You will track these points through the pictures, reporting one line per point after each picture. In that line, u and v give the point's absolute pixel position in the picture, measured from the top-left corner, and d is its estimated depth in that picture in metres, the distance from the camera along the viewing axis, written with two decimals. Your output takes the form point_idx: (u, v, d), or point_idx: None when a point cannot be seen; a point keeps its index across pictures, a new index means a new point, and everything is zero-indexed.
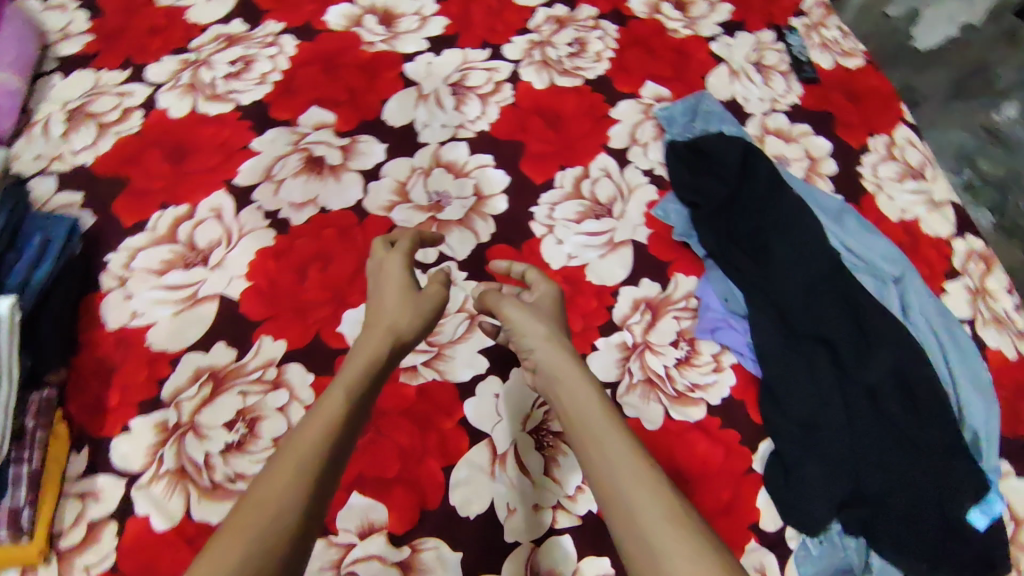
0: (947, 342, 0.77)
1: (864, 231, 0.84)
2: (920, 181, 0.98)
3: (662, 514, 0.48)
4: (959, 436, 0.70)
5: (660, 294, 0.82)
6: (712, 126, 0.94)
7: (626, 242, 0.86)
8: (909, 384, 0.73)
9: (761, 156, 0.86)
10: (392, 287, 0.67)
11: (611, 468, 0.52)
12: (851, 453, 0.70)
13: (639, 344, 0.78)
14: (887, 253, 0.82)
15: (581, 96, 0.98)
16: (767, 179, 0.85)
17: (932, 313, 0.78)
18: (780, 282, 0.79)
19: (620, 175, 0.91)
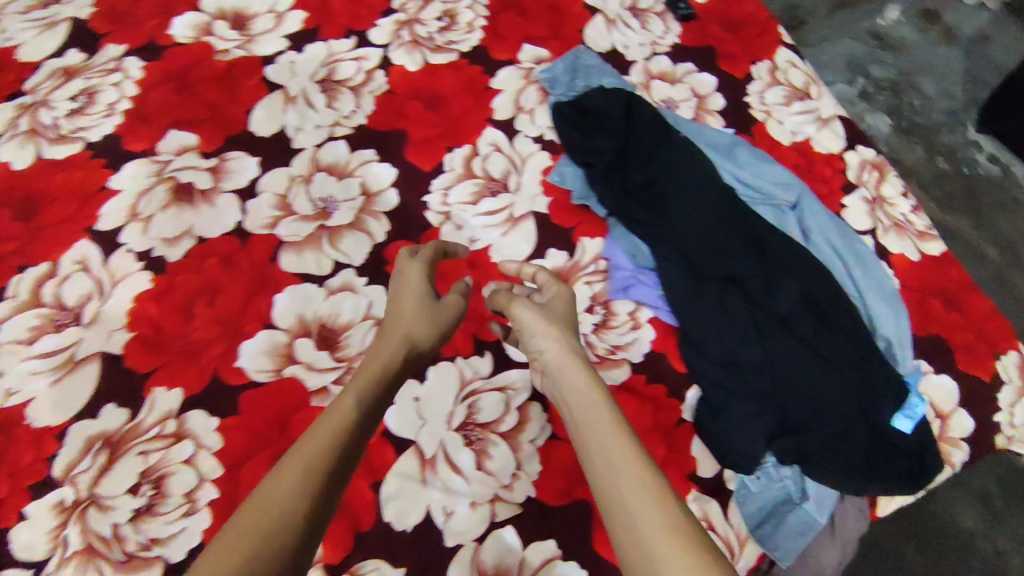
0: (848, 257, 0.78)
1: (756, 161, 0.83)
2: (807, 101, 0.98)
3: (654, 509, 0.48)
4: (870, 348, 0.73)
5: (567, 262, 0.80)
6: (592, 79, 0.92)
7: (526, 216, 0.83)
8: (819, 307, 0.74)
9: (643, 104, 0.84)
10: (412, 291, 0.68)
11: (608, 465, 0.52)
12: (774, 385, 0.71)
13: None
14: (781, 179, 0.82)
15: (458, 71, 0.94)
16: (652, 125, 0.83)
17: (831, 230, 0.79)
18: (680, 226, 0.78)
19: (510, 147, 0.89)
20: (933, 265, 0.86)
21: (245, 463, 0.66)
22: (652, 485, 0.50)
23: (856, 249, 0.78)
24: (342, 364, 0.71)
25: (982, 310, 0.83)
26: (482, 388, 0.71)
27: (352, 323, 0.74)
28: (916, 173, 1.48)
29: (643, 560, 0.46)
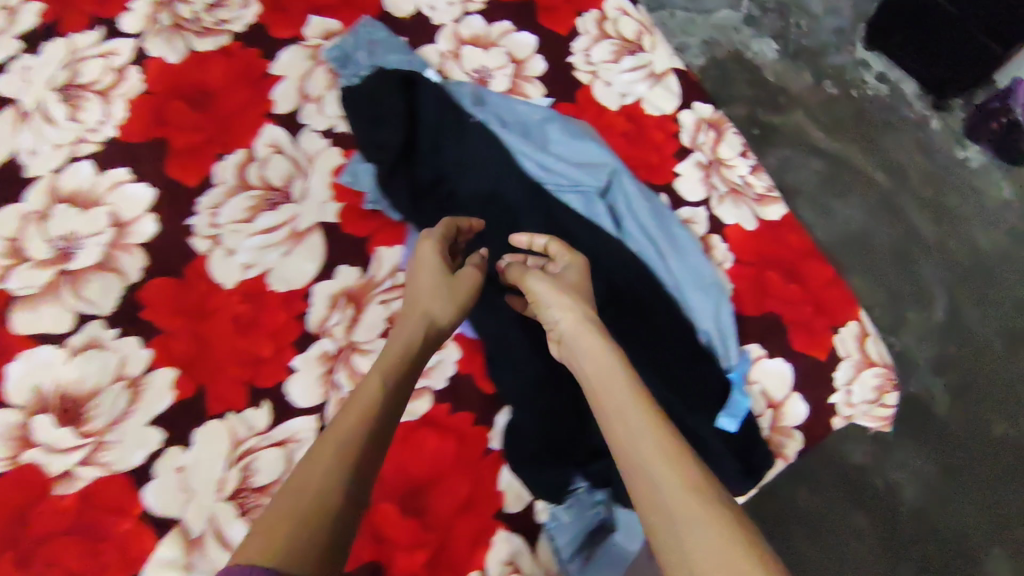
0: (665, 244, 0.70)
1: (564, 139, 0.74)
2: (639, 54, 0.87)
3: (670, 470, 0.41)
4: (685, 348, 0.67)
5: (361, 279, 0.70)
6: (376, 57, 0.79)
7: (312, 229, 0.72)
8: (630, 306, 0.67)
9: (428, 85, 0.71)
10: (427, 265, 0.60)
11: (624, 424, 0.45)
12: (581, 399, 0.65)
13: (344, 347, 0.67)
14: (591, 158, 0.72)
15: (230, 58, 0.80)
16: (441, 110, 0.71)
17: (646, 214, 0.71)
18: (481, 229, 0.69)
19: (293, 146, 0.76)
20: (769, 232, 0.79)
21: None
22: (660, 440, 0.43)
23: (673, 233, 0.71)
24: (88, 440, 0.62)
25: (819, 278, 0.77)
26: (260, 445, 0.64)
27: (100, 387, 0.64)
28: (801, 102, 1.48)
29: (668, 527, 0.39)
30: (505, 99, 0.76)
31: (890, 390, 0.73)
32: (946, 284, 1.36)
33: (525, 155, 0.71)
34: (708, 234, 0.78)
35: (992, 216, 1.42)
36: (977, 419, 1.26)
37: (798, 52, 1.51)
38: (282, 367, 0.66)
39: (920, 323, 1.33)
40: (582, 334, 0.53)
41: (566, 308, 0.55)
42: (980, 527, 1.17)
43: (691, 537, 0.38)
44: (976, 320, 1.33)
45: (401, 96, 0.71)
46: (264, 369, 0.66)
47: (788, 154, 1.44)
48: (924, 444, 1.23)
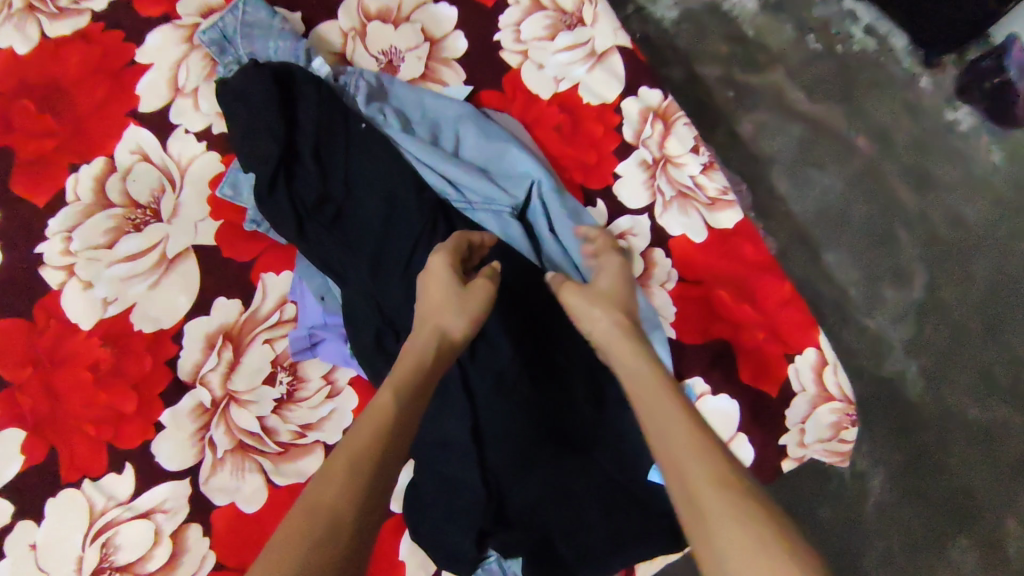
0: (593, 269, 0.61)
1: (479, 143, 0.63)
2: (578, 30, 0.74)
3: (704, 463, 0.39)
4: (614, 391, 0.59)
5: (241, 315, 0.60)
6: (252, 46, 0.65)
7: (185, 254, 0.62)
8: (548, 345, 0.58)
9: (309, 82, 0.60)
10: (437, 273, 0.49)
11: (655, 419, 0.42)
12: (489, 467, 0.55)
13: (221, 399, 0.58)
14: (512, 169, 0.62)
15: (89, 44, 0.67)
16: (324, 111, 0.59)
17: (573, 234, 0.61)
18: (379, 258, 0.57)
19: (163, 153, 0.64)
20: (720, 243, 0.69)
21: None
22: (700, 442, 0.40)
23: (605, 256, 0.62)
24: None
25: (775, 298, 0.67)
26: (123, 517, 0.56)
27: None
28: (784, 57, 1.32)
29: (700, 524, 0.37)
30: (411, 93, 0.65)
31: (848, 426, 0.66)
32: (927, 261, 1.24)
33: (429, 166, 0.60)
34: (649, 248, 0.69)
35: (978, 184, 1.27)
36: (951, 405, 1.19)
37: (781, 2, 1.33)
38: (149, 424, 0.58)
39: (897, 302, 1.23)
40: (615, 343, 0.48)
41: (597, 317, 0.50)
42: (944, 519, 1.13)
43: (725, 535, 0.36)
44: (955, 300, 1.23)
45: (271, 100, 0.57)
46: (129, 427, 0.57)
47: (767, 118, 1.30)
48: (892, 433, 1.17)
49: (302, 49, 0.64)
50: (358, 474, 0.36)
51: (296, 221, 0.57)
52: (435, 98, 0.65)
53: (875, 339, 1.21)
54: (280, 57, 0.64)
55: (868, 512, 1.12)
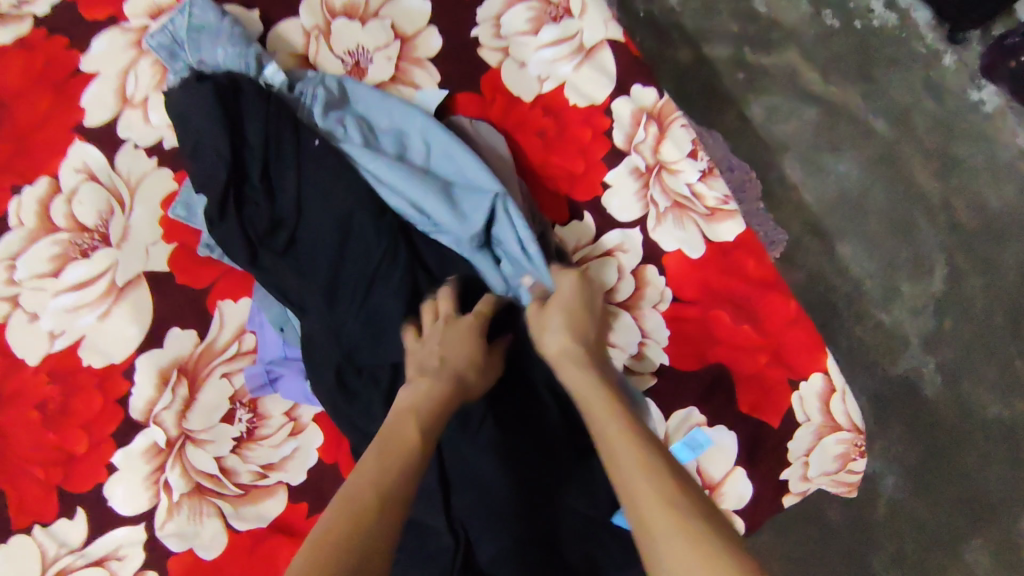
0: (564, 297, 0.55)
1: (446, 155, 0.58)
2: (563, 21, 0.68)
3: (653, 478, 0.36)
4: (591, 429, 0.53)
5: (197, 347, 0.56)
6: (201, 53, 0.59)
7: (135, 282, 0.58)
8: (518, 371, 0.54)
9: (256, 92, 0.55)
10: (462, 327, 0.49)
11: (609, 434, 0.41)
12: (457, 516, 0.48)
13: (176, 438, 0.54)
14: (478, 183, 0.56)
15: (31, 51, 0.64)
16: (271, 124, 0.54)
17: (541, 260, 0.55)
18: (335, 286, 0.52)
19: (110, 170, 0.60)
20: (718, 258, 0.63)
21: None
22: (646, 454, 0.38)
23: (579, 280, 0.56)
24: None
25: (779, 318, 0.62)
26: (77, 564, 0.52)
27: None
28: (797, 35, 1.23)
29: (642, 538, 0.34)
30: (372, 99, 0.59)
31: (857, 457, 0.60)
32: (948, 249, 1.17)
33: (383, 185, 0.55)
34: (642, 265, 0.63)
35: (1005, 168, 1.19)
36: (969, 403, 1.12)
37: None
38: (101, 466, 0.53)
39: (915, 296, 1.16)
40: (569, 361, 0.47)
41: (551, 338, 0.49)
42: (960, 524, 1.08)
43: (669, 548, 0.33)
44: (977, 291, 1.16)
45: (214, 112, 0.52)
46: (78, 470, 0.53)
47: (779, 101, 1.22)
48: (907, 433, 1.11)
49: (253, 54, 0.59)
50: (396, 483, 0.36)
51: (248, 248, 0.52)
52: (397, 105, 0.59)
53: (889, 335, 1.15)
54: (229, 64, 0.59)
55: (879, 516, 1.07)
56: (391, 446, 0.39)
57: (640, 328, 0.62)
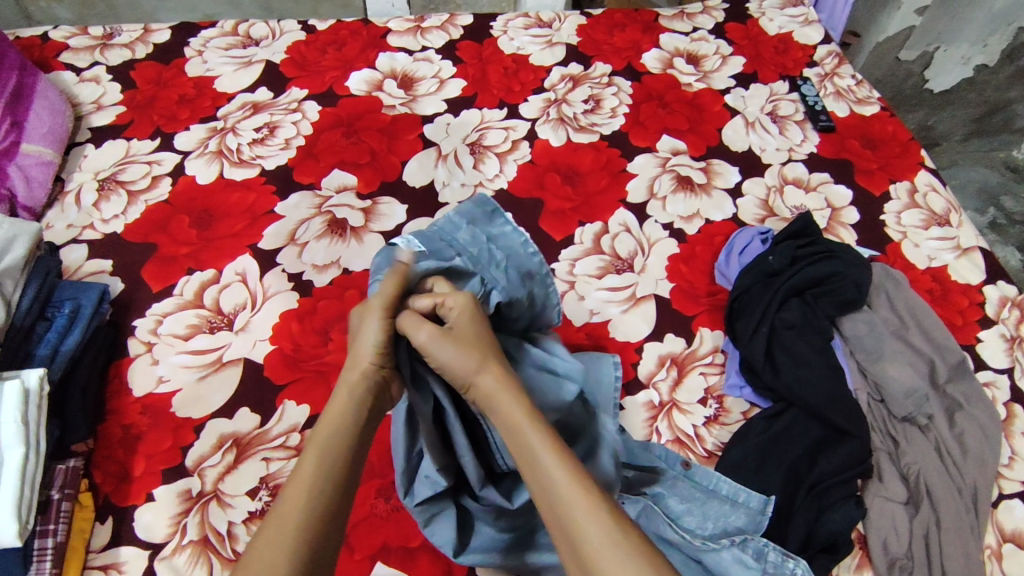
0: (945, 404, 0.77)
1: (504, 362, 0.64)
2: (946, 227, 0.96)
3: (592, 520, 0.47)
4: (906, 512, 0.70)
5: (684, 350, 0.81)
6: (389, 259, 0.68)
7: (648, 297, 0.85)
8: (773, 456, 0.71)
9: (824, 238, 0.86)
10: (342, 391, 0.55)
11: (535, 479, 0.50)
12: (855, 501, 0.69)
13: (667, 402, 0.76)
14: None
15: (598, 152, 0.99)
16: (821, 247, 0.84)
17: (926, 399, 0.76)
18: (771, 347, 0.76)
19: (639, 229, 0.91)
20: None
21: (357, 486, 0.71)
22: (586, 499, 0.48)
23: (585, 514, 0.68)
24: None
25: None
26: None
27: None
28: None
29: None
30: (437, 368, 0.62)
31: None
32: None
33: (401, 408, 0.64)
34: (1010, 402, 0.81)
35: None
36: None
37: None
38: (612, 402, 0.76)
39: None
40: (492, 393, 0.54)
41: (467, 376, 0.55)
42: None
43: None
44: None
45: (802, 225, 0.85)
46: None
47: None
48: None
49: (487, 234, 0.73)
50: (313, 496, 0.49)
51: (764, 288, 0.81)
52: (425, 329, 0.55)
53: None
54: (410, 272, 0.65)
55: None
56: (326, 472, 0.51)
57: (1010, 448, 0.78)
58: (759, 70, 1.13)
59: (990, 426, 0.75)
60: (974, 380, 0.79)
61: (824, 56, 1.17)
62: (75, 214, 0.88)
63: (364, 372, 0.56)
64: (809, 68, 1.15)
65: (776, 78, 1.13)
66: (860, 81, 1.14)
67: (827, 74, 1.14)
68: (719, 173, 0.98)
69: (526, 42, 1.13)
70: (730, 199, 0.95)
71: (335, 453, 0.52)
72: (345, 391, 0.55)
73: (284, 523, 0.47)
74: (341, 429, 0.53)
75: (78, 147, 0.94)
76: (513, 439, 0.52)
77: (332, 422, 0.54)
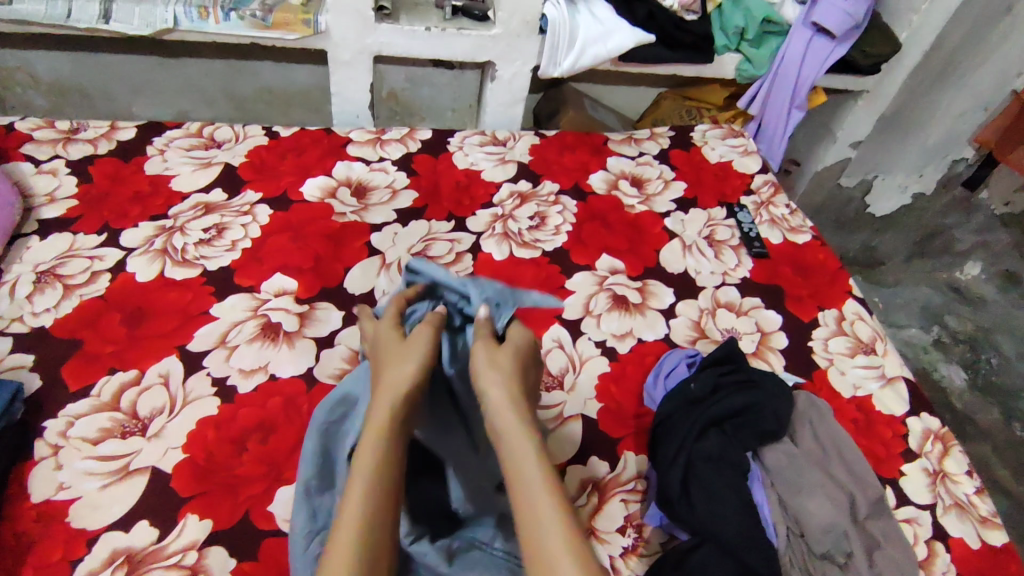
0: (866, 542, 0.76)
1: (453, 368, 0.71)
2: (871, 356, 0.99)
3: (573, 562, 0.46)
4: None
5: (608, 474, 0.80)
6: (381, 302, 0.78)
7: (575, 416, 0.85)
8: None
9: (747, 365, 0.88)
10: (390, 387, 0.58)
11: (530, 506, 0.50)
12: None
13: (585, 530, 0.75)
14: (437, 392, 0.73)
15: (539, 267, 1.02)
16: (748, 373, 0.87)
17: (846, 536, 0.75)
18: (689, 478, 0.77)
19: (572, 346, 0.92)
20: (992, 557, 0.80)
21: None
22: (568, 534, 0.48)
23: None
24: None
25: None
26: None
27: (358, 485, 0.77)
28: (991, 435, 1.54)
29: None
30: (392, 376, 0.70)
31: None
32: None
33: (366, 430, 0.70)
34: (932, 539, 0.81)
35: None
36: None
37: (990, 386, 1.62)
38: None
39: None
40: (502, 409, 0.57)
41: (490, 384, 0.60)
42: None
43: None
44: None
45: (727, 351, 0.89)
46: None
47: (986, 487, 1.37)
48: None
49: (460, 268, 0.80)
50: (379, 480, 0.51)
51: (685, 414, 0.82)
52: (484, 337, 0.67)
53: None
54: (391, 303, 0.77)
55: None
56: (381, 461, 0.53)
57: None
58: (699, 195, 1.20)
59: (907, 565, 0.75)
60: (892, 518, 0.79)
61: (761, 185, 1.24)
62: (6, 306, 0.87)
63: (410, 375, 0.60)
64: (746, 195, 1.22)
65: (714, 204, 1.19)
66: (793, 210, 1.20)
67: (763, 202, 1.21)
68: (654, 294, 1.01)
69: (480, 158, 1.19)
70: (663, 319, 0.98)
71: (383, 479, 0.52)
72: (391, 392, 0.58)
73: (354, 518, 0.49)
74: (395, 414, 0.56)
75: (23, 238, 0.95)
76: (513, 459, 0.54)
77: (386, 414, 0.56)
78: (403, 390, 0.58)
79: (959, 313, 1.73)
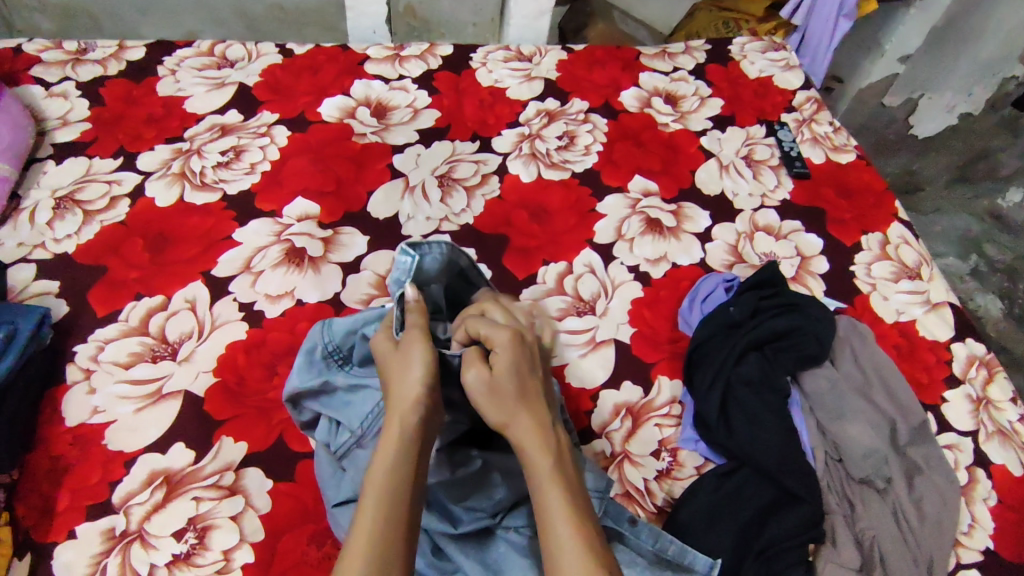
0: (906, 467, 0.75)
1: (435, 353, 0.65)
2: (917, 281, 0.95)
3: None
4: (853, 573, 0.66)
5: (641, 399, 0.78)
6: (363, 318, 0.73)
7: (608, 341, 0.83)
8: (718, 514, 0.69)
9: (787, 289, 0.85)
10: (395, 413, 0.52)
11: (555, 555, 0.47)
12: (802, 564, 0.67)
13: (619, 453, 0.74)
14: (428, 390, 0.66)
15: (568, 190, 0.97)
16: (788, 298, 0.84)
17: (886, 461, 0.74)
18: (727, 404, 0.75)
19: (604, 271, 0.89)
20: None
21: (286, 535, 0.67)
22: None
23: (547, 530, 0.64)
24: None
25: None
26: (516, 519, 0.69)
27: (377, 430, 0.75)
28: None
29: None
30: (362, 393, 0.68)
31: None
32: None
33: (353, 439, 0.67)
34: (973, 465, 0.79)
35: None
36: None
37: None
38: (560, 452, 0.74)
39: None
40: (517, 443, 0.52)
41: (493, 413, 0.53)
42: None
43: None
44: None
45: (766, 275, 0.85)
46: None
47: None
48: None
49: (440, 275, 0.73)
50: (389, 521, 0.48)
51: (723, 340, 0.80)
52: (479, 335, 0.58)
53: None
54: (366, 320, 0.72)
55: None
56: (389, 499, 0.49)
57: (971, 513, 0.75)
58: (737, 112, 1.13)
59: (948, 491, 0.73)
60: (935, 443, 0.77)
61: (803, 101, 1.17)
62: (27, 232, 0.86)
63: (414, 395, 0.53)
64: (787, 112, 1.15)
65: (753, 122, 1.12)
66: (838, 127, 1.13)
67: (806, 119, 1.14)
68: (689, 217, 0.97)
69: (505, 75, 1.12)
70: (698, 243, 0.94)
71: (393, 513, 0.48)
72: (395, 421, 0.52)
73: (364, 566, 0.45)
74: (404, 446, 0.51)
75: (39, 162, 0.93)
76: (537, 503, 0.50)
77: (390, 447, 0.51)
78: (415, 400, 0.53)
79: (999, 241, 1.68)
